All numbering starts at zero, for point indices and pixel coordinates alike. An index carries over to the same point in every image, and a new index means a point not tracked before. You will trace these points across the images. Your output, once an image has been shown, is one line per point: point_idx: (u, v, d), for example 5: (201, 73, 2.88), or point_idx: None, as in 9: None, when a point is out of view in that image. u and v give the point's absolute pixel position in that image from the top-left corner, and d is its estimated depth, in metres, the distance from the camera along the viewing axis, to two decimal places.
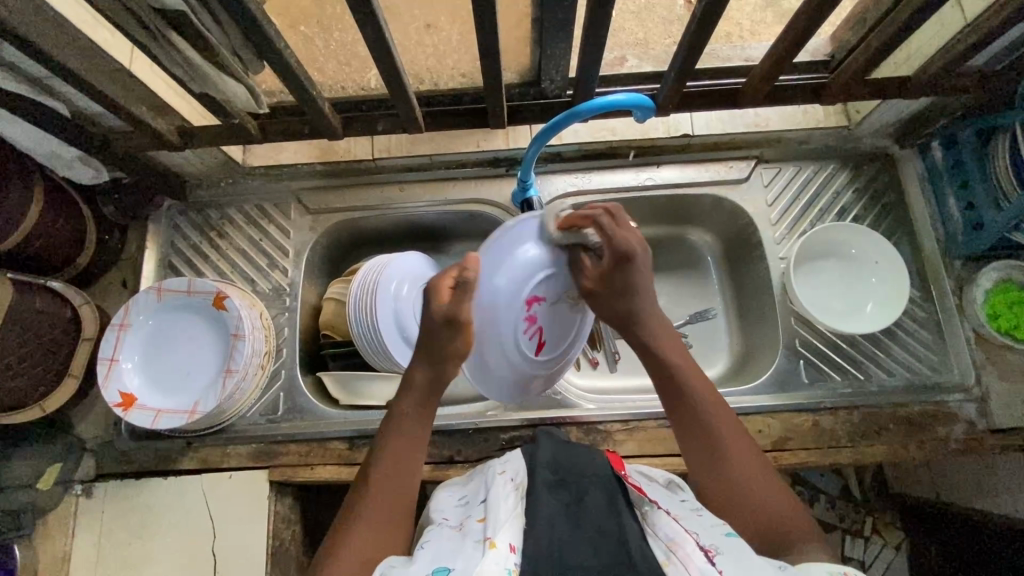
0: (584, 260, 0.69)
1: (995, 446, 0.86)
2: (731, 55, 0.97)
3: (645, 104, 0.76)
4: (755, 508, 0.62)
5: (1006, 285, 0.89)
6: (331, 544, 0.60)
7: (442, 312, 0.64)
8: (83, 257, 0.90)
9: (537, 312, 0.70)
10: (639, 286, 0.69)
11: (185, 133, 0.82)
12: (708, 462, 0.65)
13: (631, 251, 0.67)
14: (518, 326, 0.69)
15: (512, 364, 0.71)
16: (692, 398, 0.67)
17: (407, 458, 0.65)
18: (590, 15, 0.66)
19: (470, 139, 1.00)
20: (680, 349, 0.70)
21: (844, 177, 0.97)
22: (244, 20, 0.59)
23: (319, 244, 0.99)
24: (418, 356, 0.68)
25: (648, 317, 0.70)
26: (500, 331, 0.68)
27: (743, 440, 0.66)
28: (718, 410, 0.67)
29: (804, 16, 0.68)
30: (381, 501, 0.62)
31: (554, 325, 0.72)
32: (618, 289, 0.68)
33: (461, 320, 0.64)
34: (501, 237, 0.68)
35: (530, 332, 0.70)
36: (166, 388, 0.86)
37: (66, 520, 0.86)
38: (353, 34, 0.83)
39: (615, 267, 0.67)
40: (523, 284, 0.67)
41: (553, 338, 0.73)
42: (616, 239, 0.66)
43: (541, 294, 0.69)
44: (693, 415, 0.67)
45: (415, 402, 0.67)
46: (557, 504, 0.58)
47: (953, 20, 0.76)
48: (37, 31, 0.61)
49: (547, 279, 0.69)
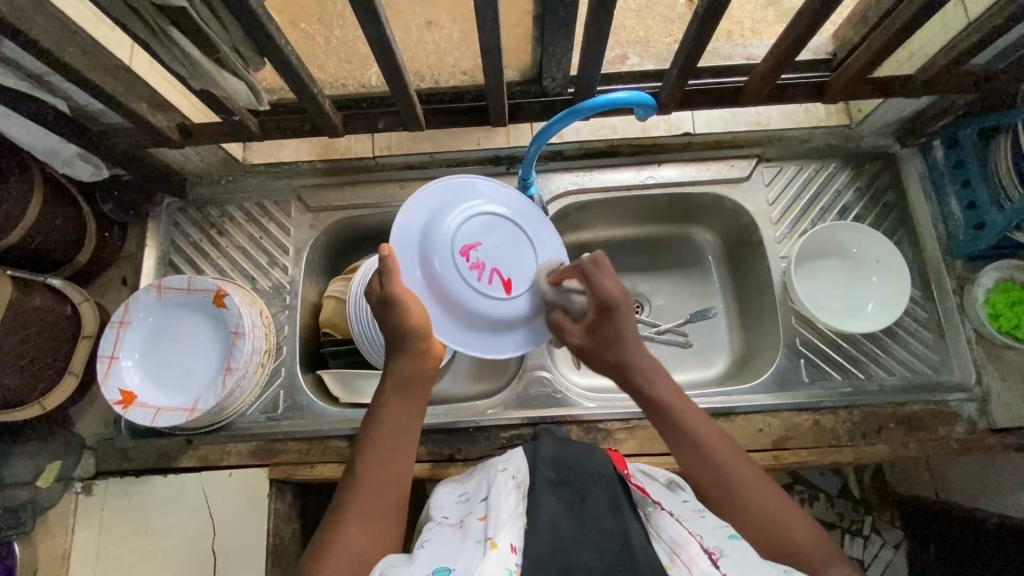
0: (564, 321, 0.72)
1: (996, 446, 0.86)
2: (733, 53, 0.97)
3: (648, 102, 0.75)
4: (771, 527, 0.60)
5: (1007, 285, 0.88)
6: (323, 537, 0.60)
7: (377, 300, 0.65)
8: (83, 254, 0.90)
9: (480, 256, 0.70)
10: (628, 334, 0.69)
11: (186, 130, 0.82)
12: (721, 493, 0.63)
13: (613, 302, 0.68)
14: (468, 276, 0.68)
15: (491, 313, 0.70)
16: (693, 434, 0.66)
17: (393, 450, 0.64)
18: (592, 13, 0.65)
19: (472, 137, 1.00)
20: (669, 382, 0.69)
21: (846, 176, 0.97)
22: (244, 17, 0.58)
23: (319, 242, 0.99)
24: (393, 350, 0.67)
25: (636, 359, 0.69)
26: (455, 290, 0.68)
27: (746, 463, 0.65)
28: (718, 441, 0.65)
29: (807, 14, 0.67)
30: (374, 496, 0.62)
31: (507, 259, 0.72)
32: (604, 341, 0.69)
33: (393, 296, 0.63)
34: (404, 220, 0.69)
35: (484, 278, 0.69)
36: (165, 386, 0.86)
37: (66, 517, 0.86)
38: (354, 31, 0.82)
39: (598, 320, 0.69)
40: (447, 239, 0.68)
41: (515, 273, 0.72)
42: (600, 288, 0.68)
43: (472, 239, 0.70)
44: (693, 449, 0.65)
45: (394, 391, 0.66)
46: (558, 503, 0.58)
47: (955, 19, 0.76)
48: (36, 27, 0.61)
49: (466, 224, 0.70)
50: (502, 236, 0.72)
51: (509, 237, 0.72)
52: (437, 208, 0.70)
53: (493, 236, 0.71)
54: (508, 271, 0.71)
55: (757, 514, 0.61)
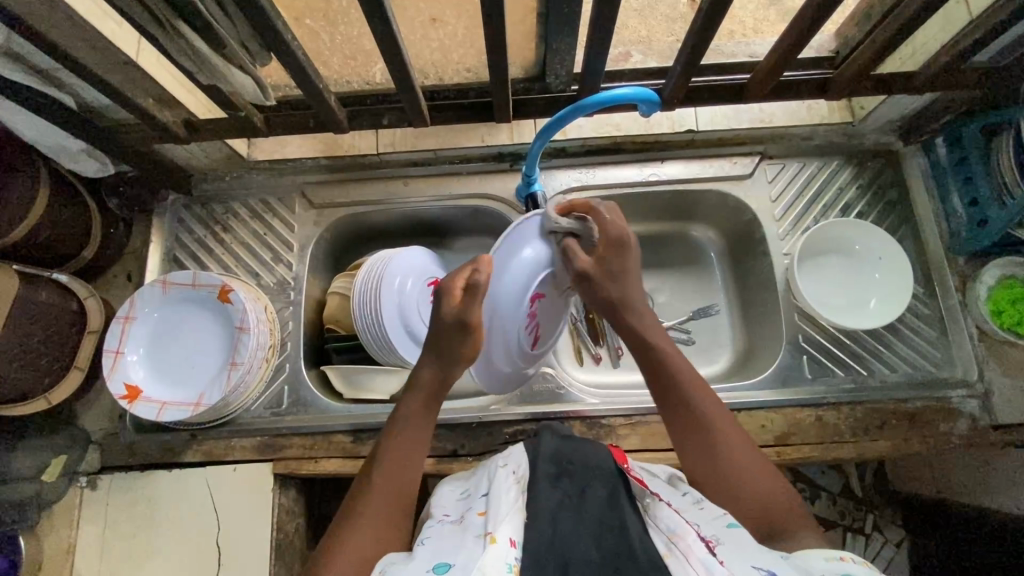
0: (575, 254, 0.71)
1: (997, 442, 0.86)
2: (737, 51, 0.99)
3: (652, 99, 0.76)
4: (752, 494, 0.63)
5: (1010, 281, 0.88)
6: (335, 534, 0.61)
7: (454, 317, 0.68)
8: (88, 250, 0.90)
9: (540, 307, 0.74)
10: (627, 273, 0.74)
11: (192, 126, 0.83)
12: (700, 443, 0.66)
13: (625, 238, 0.73)
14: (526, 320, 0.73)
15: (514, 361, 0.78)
16: (683, 391, 0.69)
17: (410, 454, 0.67)
18: (596, 9, 0.66)
19: (474, 133, 0.99)
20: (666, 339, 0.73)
21: (848, 173, 0.98)
22: (251, 12, 0.59)
23: (323, 239, 0.99)
24: (425, 359, 0.71)
25: (637, 306, 0.74)
26: (506, 329, 0.72)
27: (735, 431, 0.67)
28: (706, 400, 0.69)
29: (810, 11, 0.68)
30: (384, 499, 0.63)
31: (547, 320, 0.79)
32: (612, 274, 0.73)
33: (470, 325, 0.68)
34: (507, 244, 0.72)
35: (531, 327, 0.75)
36: (170, 381, 0.86)
37: (71, 512, 0.86)
38: (358, 29, 0.80)
39: (611, 252, 0.73)
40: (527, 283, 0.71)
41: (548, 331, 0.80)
42: (609, 226, 0.72)
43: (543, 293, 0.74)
44: (681, 403, 0.69)
45: (418, 400, 0.70)
46: (558, 496, 0.59)
47: (958, 17, 0.76)
48: (45, 21, 0.61)
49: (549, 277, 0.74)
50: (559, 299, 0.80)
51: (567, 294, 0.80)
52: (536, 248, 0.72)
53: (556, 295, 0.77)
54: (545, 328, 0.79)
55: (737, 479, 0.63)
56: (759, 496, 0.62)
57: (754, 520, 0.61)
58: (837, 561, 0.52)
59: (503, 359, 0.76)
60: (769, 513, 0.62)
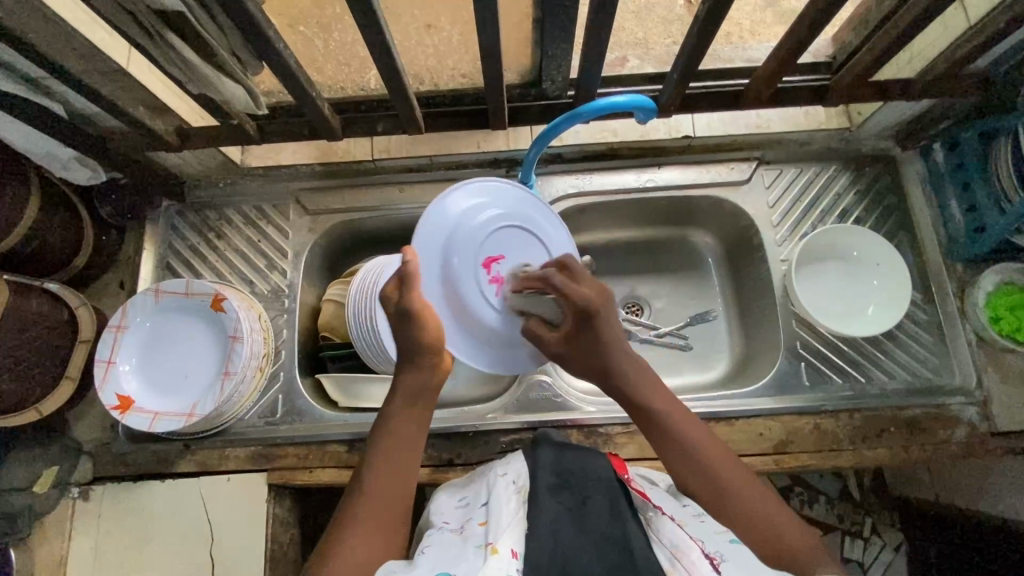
0: (541, 331, 0.71)
1: (996, 449, 0.86)
2: (733, 56, 0.97)
3: (647, 105, 0.75)
4: (762, 529, 0.59)
5: (1007, 287, 0.88)
6: (328, 544, 0.59)
7: (395, 311, 0.65)
8: (80, 257, 0.89)
9: (501, 271, 0.72)
10: (608, 339, 0.68)
11: (184, 134, 0.82)
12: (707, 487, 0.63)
13: (591, 307, 0.68)
14: (487, 288, 0.71)
15: (503, 331, 0.72)
16: (678, 439, 0.65)
17: (402, 458, 0.65)
18: (593, 17, 0.65)
19: (472, 138, 0.99)
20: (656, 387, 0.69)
21: (846, 179, 0.97)
22: (242, 21, 0.58)
23: (318, 246, 0.98)
24: (403, 360, 0.67)
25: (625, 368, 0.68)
26: (465, 298, 0.69)
27: (737, 466, 0.64)
28: (703, 442, 0.65)
29: (807, 18, 0.67)
30: (377, 507, 0.61)
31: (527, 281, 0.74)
32: (585, 348, 0.69)
33: (411, 312, 0.64)
34: (434, 220, 0.70)
35: (502, 292, 0.72)
36: (163, 391, 0.85)
37: (64, 523, 0.85)
38: (353, 35, 0.80)
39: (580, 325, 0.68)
40: (472, 249, 0.70)
41: None
42: (573, 295, 0.67)
43: (499, 252, 0.72)
44: (679, 454, 0.65)
45: (405, 400, 0.67)
46: (559, 507, 0.57)
47: (955, 23, 0.76)
48: (32, 30, 0.61)
49: (492, 237, 0.72)
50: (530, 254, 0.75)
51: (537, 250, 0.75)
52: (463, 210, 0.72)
53: (520, 253, 0.74)
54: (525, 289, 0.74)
55: (747, 518, 0.60)
56: (775, 529, 0.59)
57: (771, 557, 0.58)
58: None
59: (493, 334, 0.72)
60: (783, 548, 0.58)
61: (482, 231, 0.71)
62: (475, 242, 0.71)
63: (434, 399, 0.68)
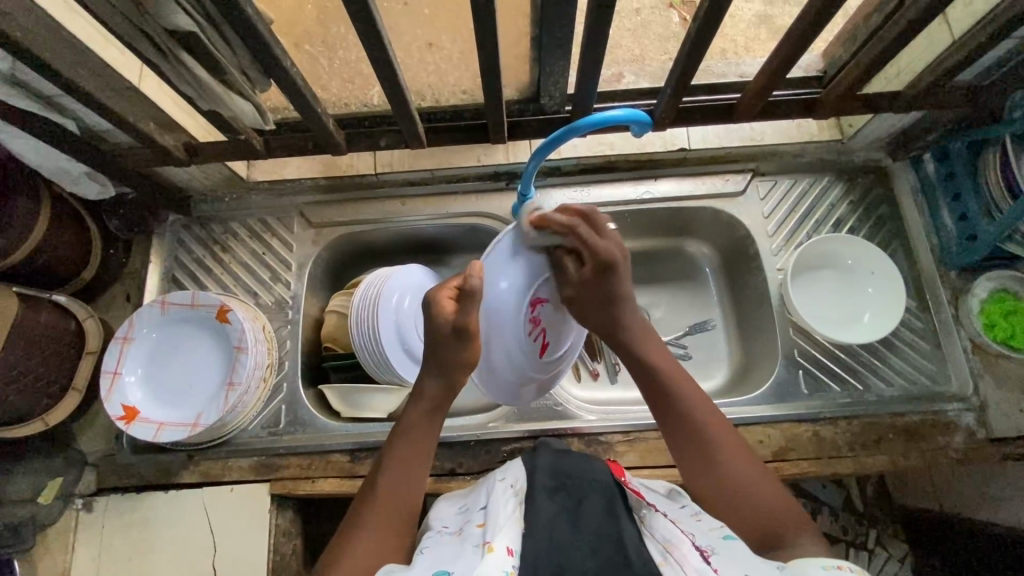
0: (568, 263, 0.70)
1: (994, 455, 0.86)
2: (726, 71, 1.00)
3: (644, 120, 0.76)
4: (744, 500, 0.63)
5: (1001, 294, 0.89)
6: (337, 546, 0.61)
7: (448, 323, 0.67)
8: (88, 270, 0.91)
9: (541, 314, 0.72)
10: (621, 294, 0.71)
11: (192, 149, 0.84)
12: (697, 452, 0.66)
13: (612, 260, 0.69)
14: (523, 328, 0.72)
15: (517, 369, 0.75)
16: (682, 401, 0.68)
17: (415, 465, 0.66)
18: (588, 35, 0.68)
19: (471, 153, 1.01)
20: (660, 348, 0.73)
21: (839, 189, 0.99)
22: (251, 40, 0.60)
23: (322, 258, 1.00)
24: (426, 369, 0.69)
25: (633, 323, 0.72)
26: (501, 331, 0.71)
27: (731, 436, 0.67)
28: (707, 412, 0.68)
29: (794, 34, 0.69)
30: (386, 512, 0.62)
31: (556, 327, 0.75)
32: (599, 299, 0.70)
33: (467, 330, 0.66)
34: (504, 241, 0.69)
35: (534, 334, 0.73)
36: (168, 402, 0.86)
37: (68, 535, 0.86)
38: (357, 54, 0.84)
39: (596, 275, 0.69)
40: (525, 288, 0.70)
41: (557, 340, 0.77)
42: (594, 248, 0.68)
43: (545, 296, 0.72)
44: (681, 420, 0.68)
45: (423, 411, 0.68)
46: (555, 508, 0.59)
47: (940, 37, 0.78)
48: (47, 48, 0.63)
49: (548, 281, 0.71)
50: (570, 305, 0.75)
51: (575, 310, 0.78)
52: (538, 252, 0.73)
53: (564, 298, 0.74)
54: (551, 335, 0.75)
55: (732, 488, 0.63)
56: (756, 503, 0.62)
57: (748, 532, 0.61)
58: (834, 570, 0.50)
59: (503, 365, 0.75)
60: (765, 523, 0.61)
61: (539, 273, 0.71)
62: (530, 282, 0.70)
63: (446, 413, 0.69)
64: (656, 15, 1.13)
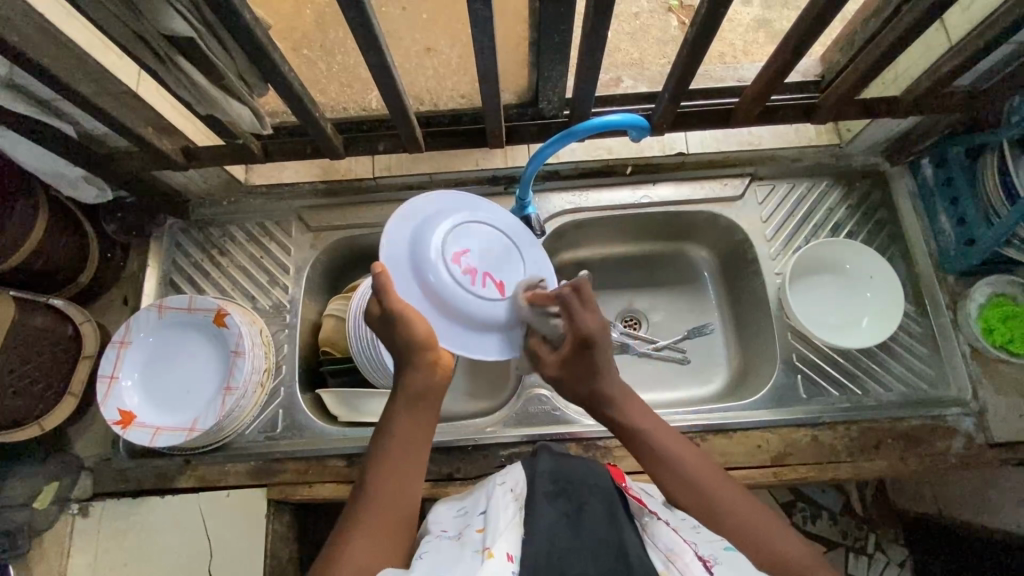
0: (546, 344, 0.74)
1: (993, 461, 0.86)
2: (726, 75, 1.00)
3: (641, 125, 0.77)
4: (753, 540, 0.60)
5: (999, 299, 0.90)
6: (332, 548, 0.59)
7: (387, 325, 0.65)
8: (84, 274, 0.91)
9: (471, 262, 0.70)
10: (603, 368, 0.71)
11: (190, 153, 0.84)
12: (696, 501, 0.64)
13: (590, 336, 0.69)
14: (462, 281, 0.68)
15: (489, 316, 0.70)
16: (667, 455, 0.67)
17: (405, 462, 0.64)
18: (585, 40, 0.68)
19: (469, 158, 1.02)
20: (640, 405, 0.72)
21: (838, 193, 0.99)
22: (249, 45, 0.60)
23: (320, 262, 1.00)
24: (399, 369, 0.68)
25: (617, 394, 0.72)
26: (445, 295, 0.67)
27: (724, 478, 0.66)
28: (691, 459, 0.67)
29: (792, 40, 0.70)
30: (380, 511, 0.61)
31: (496, 266, 0.72)
32: (580, 375, 0.72)
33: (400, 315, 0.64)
34: (393, 230, 0.68)
35: (478, 282, 0.70)
36: (164, 406, 0.86)
37: (62, 538, 0.85)
38: (355, 58, 0.84)
39: (576, 351, 0.71)
40: (439, 246, 0.68)
41: (507, 278, 0.73)
42: (575, 324, 0.69)
43: (463, 246, 0.70)
44: (672, 471, 0.66)
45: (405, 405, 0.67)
46: (555, 513, 0.58)
47: (937, 42, 0.79)
48: (45, 53, 0.63)
49: (456, 231, 0.70)
50: (491, 243, 0.73)
51: (497, 240, 0.74)
52: (425, 218, 0.70)
53: (482, 239, 0.72)
54: (498, 275, 0.72)
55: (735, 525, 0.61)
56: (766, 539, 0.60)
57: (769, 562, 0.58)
58: None
59: (479, 320, 0.69)
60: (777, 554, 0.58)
61: (444, 228, 0.69)
62: (441, 239, 0.69)
63: (439, 399, 0.69)
64: (655, 19, 1.13)
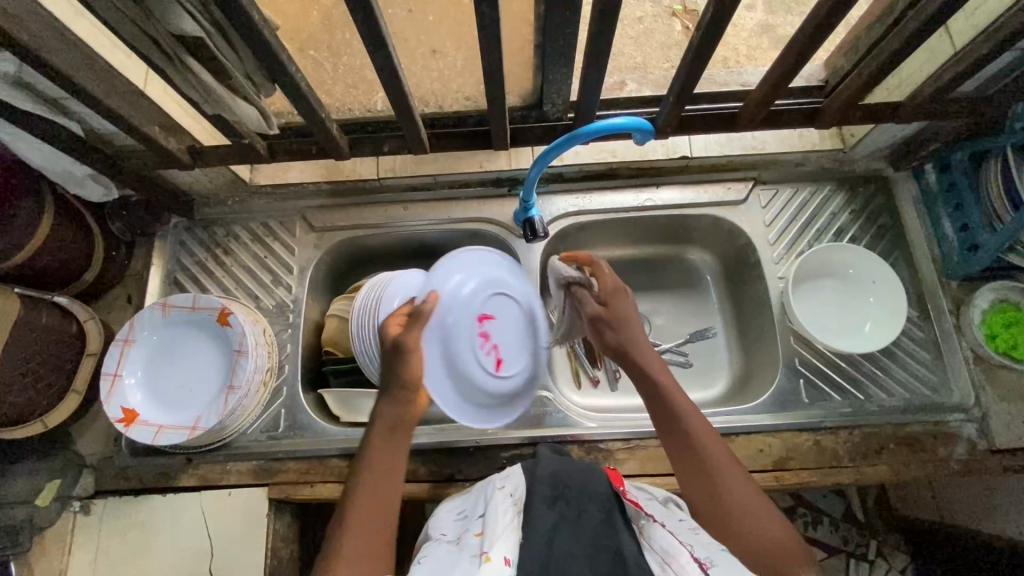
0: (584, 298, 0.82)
1: (994, 467, 0.86)
2: (729, 80, 1.01)
3: (645, 127, 0.76)
4: (743, 530, 0.63)
5: (1002, 305, 0.89)
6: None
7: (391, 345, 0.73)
8: (89, 273, 0.91)
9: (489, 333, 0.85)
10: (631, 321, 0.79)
11: (196, 153, 0.85)
12: (699, 478, 0.68)
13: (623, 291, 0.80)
14: (475, 342, 0.83)
15: (473, 380, 0.82)
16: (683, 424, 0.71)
17: (381, 487, 0.68)
18: (590, 44, 0.68)
19: (473, 160, 1.01)
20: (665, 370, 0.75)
21: (841, 199, 0.99)
22: (258, 46, 0.61)
23: (323, 262, 1.00)
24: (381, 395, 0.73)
25: (645, 351, 0.76)
26: (451, 338, 0.80)
27: (731, 463, 0.68)
28: (705, 434, 0.70)
29: (796, 46, 0.70)
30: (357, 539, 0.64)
31: (507, 347, 0.86)
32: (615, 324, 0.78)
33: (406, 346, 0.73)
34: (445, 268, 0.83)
35: (484, 348, 0.84)
36: (167, 404, 0.86)
37: (64, 537, 0.85)
38: (362, 59, 0.87)
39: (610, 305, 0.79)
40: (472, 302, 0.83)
41: (511, 361, 0.86)
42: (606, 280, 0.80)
43: (490, 318, 0.85)
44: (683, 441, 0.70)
45: (382, 434, 0.70)
46: (554, 519, 0.59)
47: (941, 49, 0.79)
48: (54, 52, 0.63)
49: (493, 301, 0.85)
50: (515, 328, 0.88)
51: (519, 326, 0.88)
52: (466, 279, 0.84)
53: (508, 320, 0.87)
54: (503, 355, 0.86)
55: (729, 512, 0.64)
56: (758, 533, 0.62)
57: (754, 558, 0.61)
58: None
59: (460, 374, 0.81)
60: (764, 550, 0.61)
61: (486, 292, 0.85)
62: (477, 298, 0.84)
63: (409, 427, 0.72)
64: (659, 23, 1.14)
